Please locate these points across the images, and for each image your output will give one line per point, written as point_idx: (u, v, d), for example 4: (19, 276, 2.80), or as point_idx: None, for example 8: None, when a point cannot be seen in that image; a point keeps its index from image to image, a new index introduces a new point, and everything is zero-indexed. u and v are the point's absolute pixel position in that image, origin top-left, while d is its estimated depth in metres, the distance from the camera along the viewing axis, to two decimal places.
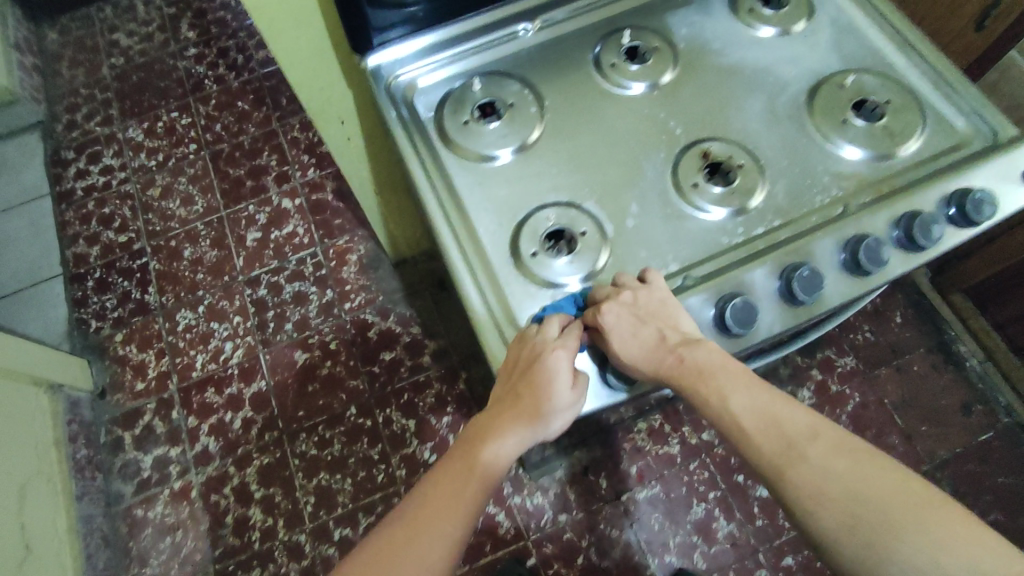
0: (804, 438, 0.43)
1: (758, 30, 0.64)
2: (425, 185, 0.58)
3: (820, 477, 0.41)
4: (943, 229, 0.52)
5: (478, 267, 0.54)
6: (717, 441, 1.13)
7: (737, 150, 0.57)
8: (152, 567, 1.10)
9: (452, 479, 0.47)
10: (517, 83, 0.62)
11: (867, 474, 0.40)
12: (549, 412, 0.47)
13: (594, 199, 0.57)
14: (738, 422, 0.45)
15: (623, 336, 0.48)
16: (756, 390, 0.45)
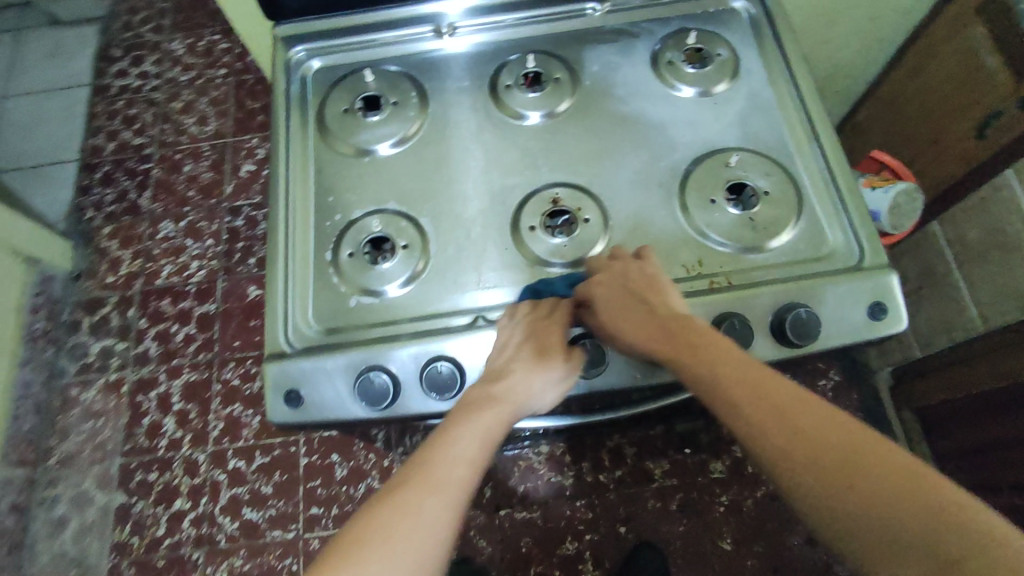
0: (784, 427, 0.39)
1: (675, 89, 0.60)
2: (282, 161, 0.58)
3: (792, 438, 0.38)
4: (753, 339, 0.49)
5: (296, 252, 0.55)
6: (612, 484, 1.09)
7: (584, 202, 0.56)
8: (70, 442, 1.19)
9: (420, 496, 0.40)
10: (410, 84, 0.62)
11: (833, 438, 0.38)
12: (529, 400, 0.46)
13: (431, 217, 0.57)
14: (715, 384, 0.42)
15: (611, 312, 0.48)
16: (743, 375, 0.41)
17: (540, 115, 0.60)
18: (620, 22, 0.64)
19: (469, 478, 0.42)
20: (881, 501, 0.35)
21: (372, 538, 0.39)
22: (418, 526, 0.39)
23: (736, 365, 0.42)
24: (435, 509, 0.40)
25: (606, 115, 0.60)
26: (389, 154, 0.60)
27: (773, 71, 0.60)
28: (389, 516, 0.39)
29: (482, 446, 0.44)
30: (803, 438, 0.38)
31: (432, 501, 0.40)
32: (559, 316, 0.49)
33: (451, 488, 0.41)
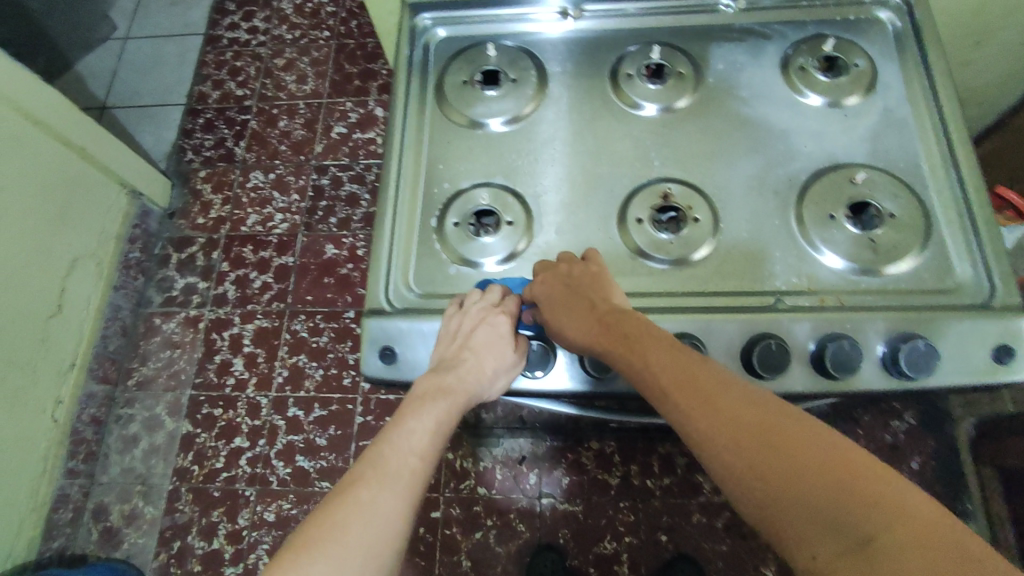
0: (720, 416, 0.37)
1: (801, 94, 0.58)
2: (398, 125, 0.59)
3: (729, 431, 0.36)
4: (862, 363, 0.47)
5: (402, 215, 0.56)
6: (658, 492, 1.07)
7: (696, 201, 0.54)
8: (148, 368, 1.27)
9: (374, 491, 0.41)
10: (529, 61, 0.62)
11: (767, 429, 0.35)
12: (479, 389, 0.48)
13: (537, 196, 0.56)
14: (653, 379, 0.41)
15: (558, 306, 0.47)
16: (682, 363, 0.40)
17: (657, 108, 0.59)
18: (752, 22, 0.62)
19: (422, 470, 0.43)
20: (811, 479, 0.33)
21: (324, 535, 0.38)
22: (374, 521, 0.39)
23: (674, 355, 0.41)
24: (391, 504, 0.40)
25: (726, 116, 0.58)
26: (501, 130, 0.60)
27: (914, 88, 0.56)
28: (341, 512, 0.39)
29: (436, 439, 0.45)
30: (740, 425, 0.36)
31: (388, 495, 0.41)
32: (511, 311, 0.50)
33: (406, 481, 0.42)
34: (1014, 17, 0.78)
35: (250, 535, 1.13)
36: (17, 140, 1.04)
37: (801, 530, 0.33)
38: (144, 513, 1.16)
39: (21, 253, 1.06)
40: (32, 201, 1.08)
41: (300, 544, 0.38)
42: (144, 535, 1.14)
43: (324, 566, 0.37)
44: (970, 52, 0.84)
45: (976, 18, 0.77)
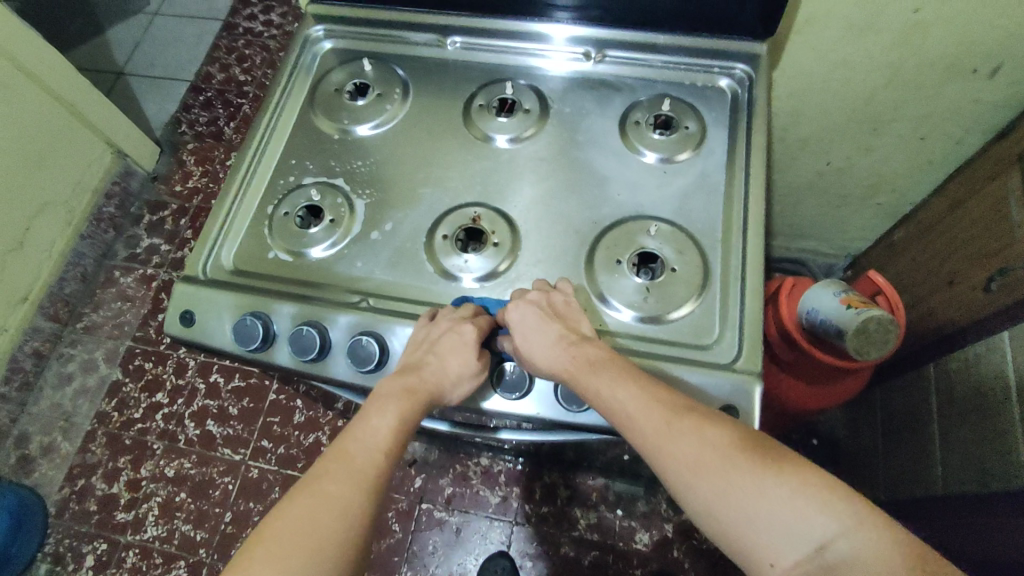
0: (685, 442, 0.42)
1: (629, 146, 0.62)
2: (266, 120, 0.66)
3: (694, 460, 0.42)
4: None
5: (242, 199, 0.62)
6: (532, 519, 1.09)
7: (502, 228, 0.58)
8: (97, 315, 1.35)
9: (338, 482, 0.42)
10: (398, 82, 0.68)
11: (722, 456, 0.41)
12: (442, 389, 0.49)
13: (366, 202, 0.61)
14: (620, 412, 0.45)
15: (531, 334, 0.50)
16: (652, 398, 0.45)
17: (510, 142, 0.63)
18: (609, 73, 0.66)
19: (387, 466, 0.44)
20: (774, 499, 0.39)
21: (293, 523, 0.40)
22: (338, 509, 0.41)
23: (640, 388, 0.46)
24: (355, 497, 0.42)
25: (558, 155, 0.62)
26: (364, 136, 0.65)
27: (733, 157, 0.60)
28: (309, 502, 0.41)
29: (400, 434, 0.45)
30: (705, 454, 0.42)
31: (353, 489, 0.42)
32: (480, 324, 0.52)
33: (370, 476, 0.43)
34: (907, 109, 0.80)
35: (148, 486, 1.18)
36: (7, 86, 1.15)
37: (763, 539, 0.39)
38: (60, 447, 1.23)
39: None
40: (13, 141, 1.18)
41: (275, 529, 0.40)
42: (56, 468, 1.21)
43: (290, 553, 0.38)
44: (870, 138, 0.86)
45: (868, 106, 0.80)
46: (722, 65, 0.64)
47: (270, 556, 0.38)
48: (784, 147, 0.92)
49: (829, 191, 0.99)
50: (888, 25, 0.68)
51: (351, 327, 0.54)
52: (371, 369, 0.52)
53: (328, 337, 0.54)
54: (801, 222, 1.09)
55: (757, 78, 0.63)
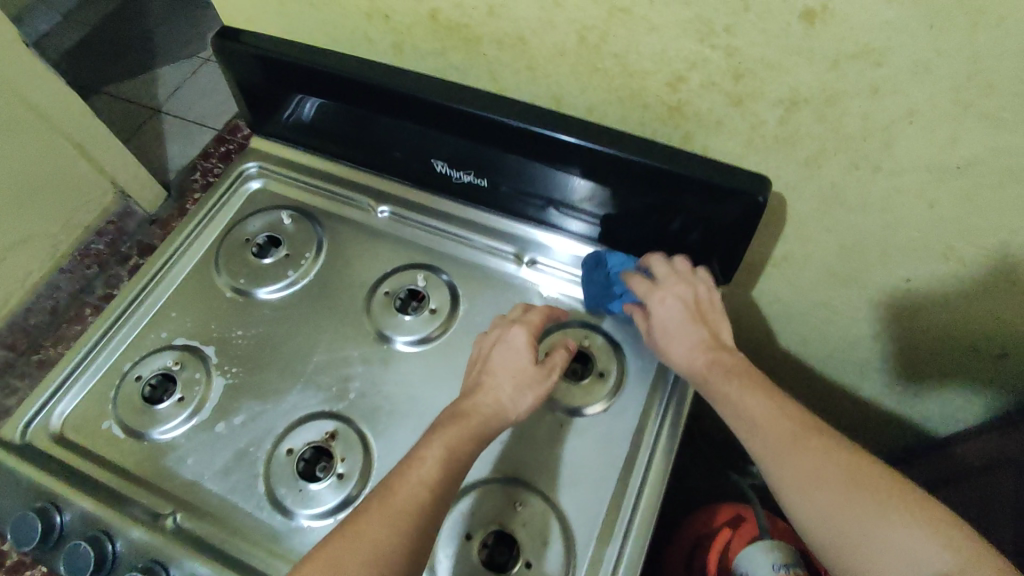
0: (808, 452, 0.43)
1: None
2: (159, 260, 0.61)
3: (816, 474, 0.42)
4: None
5: (99, 348, 0.56)
6: None
7: (354, 455, 0.50)
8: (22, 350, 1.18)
9: (374, 522, 0.41)
10: (310, 241, 0.61)
11: (839, 487, 0.41)
12: (501, 410, 0.48)
13: (225, 382, 0.54)
14: (748, 411, 0.45)
15: (673, 329, 0.51)
16: (776, 409, 0.45)
17: (414, 345, 0.55)
18: (535, 283, 0.59)
19: (430, 503, 0.43)
20: (880, 531, 0.39)
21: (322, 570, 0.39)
22: (371, 552, 0.40)
23: (761, 388, 0.46)
24: (390, 538, 0.41)
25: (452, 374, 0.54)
26: (273, 300, 0.58)
27: (644, 426, 0.51)
28: (340, 546, 0.40)
29: (448, 469, 0.44)
30: (825, 476, 0.42)
31: (391, 528, 0.41)
32: (530, 323, 0.52)
33: (408, 518, 0.42)
34: (899, 364, 0.69)
35: None
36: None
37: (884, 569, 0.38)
38: None
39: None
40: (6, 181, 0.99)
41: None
42: None
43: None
44: (857, 378, 0.75)
45: (856, 348, 0.69)
46: None
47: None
48: (765, 359, 0.81)
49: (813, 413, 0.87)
50: (876, 282, 0.59)
51: (142, 549, 0.46)
52: None
53: (108, 551, 0.46)
54: None
55: None
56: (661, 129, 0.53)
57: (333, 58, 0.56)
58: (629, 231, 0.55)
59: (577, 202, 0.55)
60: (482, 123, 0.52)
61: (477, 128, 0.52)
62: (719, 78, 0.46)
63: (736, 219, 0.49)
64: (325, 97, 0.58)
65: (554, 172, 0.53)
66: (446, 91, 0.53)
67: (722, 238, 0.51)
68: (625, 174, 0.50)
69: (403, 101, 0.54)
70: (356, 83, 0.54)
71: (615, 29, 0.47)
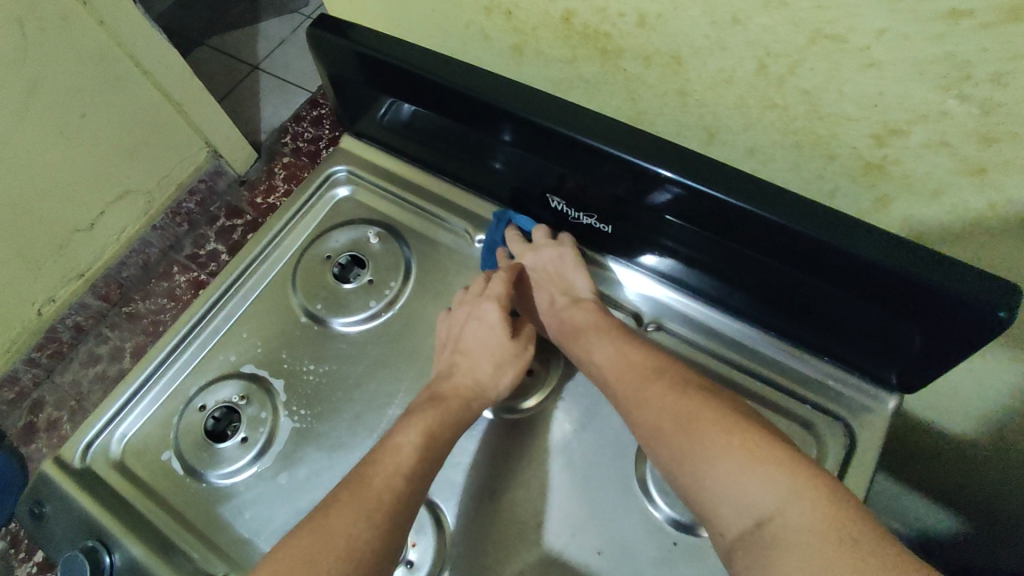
0: (653, 395, 0.42)
1: (648, 485, 0.44)
2: (234, 273, 0.55)
3: (663, 418, 0.41)
4: None
5: (164, 368, 0.52)
6: None
7: (427, 538, 0.44)
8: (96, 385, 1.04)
9: (345, 513, 0.39)
10: (397, 268, 0.54)
11: (680, 426, 0.40)
12: (481, 391, 0.46)
13: (293, 426, 0.48)
14: (600, 363, 0.46)
15: (537, 299, 0.52)
16: (628, 354, 0.45)
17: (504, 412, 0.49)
18: None
19: (407, 495, 0.40)
20: (719, 472, 0.37)
21: (290, 565, 0.36)
22: (345, 543, 0.37)
23: (615, 334, 0.47)
24: (367, 531, 0.38)
25: (546, 455, 0.47)
26: (350, 333, 0.52)
27: None
28: (307, 539, 0.37)
29: (425, 456, 0.42)
30: (671, 423, 0.40)
31: (365, 519, 0.38)
32: (499, 297, 0.50)
33: (385, 508, 0.39)
34: None
35: None
36: (101, 62, 0.79)
37: (719, 508, 0.36)
38: None
39: (82, 178, 0.84)
40: (107, 124, 0.83)
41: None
42: None
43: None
44: None
45: None
46: (814, 412, 0.48)
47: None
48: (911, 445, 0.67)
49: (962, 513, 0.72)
50: None
51: None
52: None
53: None
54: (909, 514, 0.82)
55: (856, 448, 0.46)
56: (846, 186, 0.41)
57: (469, 74, 0.47)
58: (793, 320, 0.47)
59: (716, 261, 0.46)
60: (648, 177, 0.42)
61: (620, 171, 0.43)
62: (957, 139, 0.34)
63: (926, 320, 0.38)
64: (449, 116, 0.50)
65: (722, 243, 0.44)
66: (607, 133, 0.43)
67: (907, 339, 0.41)
68: (787, 249, 0.40)
69: (553, 139, 0.45)
70: (497, 112, 0.46)
71: (813, 59, 0.35)
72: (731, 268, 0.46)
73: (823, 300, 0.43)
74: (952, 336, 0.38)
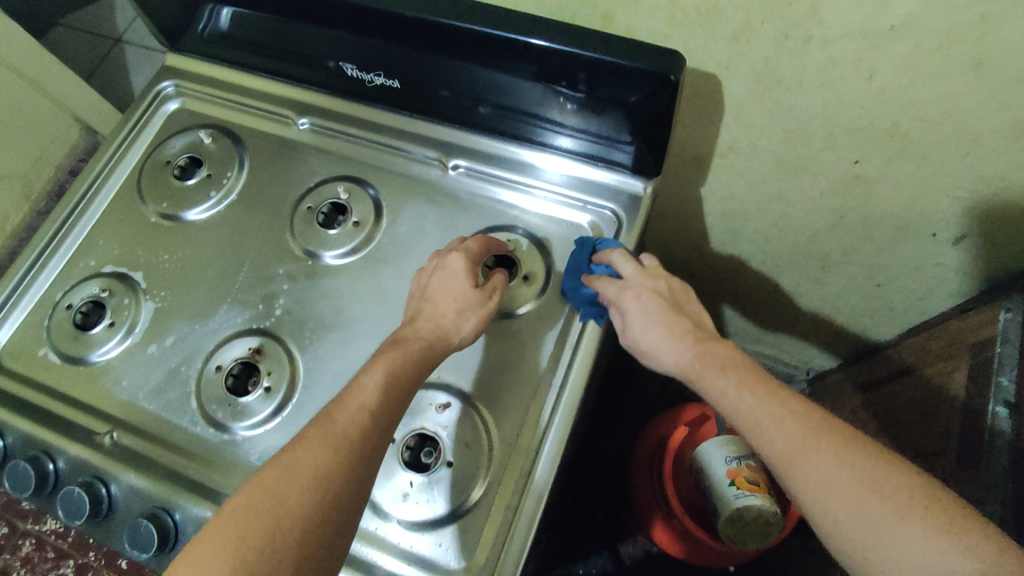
0: (821, 453, 0.38)
1: None
2: (80, 190, 0.59)
3: (825, 473, 0.38)
4: None
5: (28, 280, 0.56)
6: None
7: (281, 368, 0.50)
8: None
9: (313, 449, 0.38)
10: (232, 161, 0.59)
11: (849, 486, 0.37)
12: (442, 336, 0.46)
13: (155, 305, 0.54)
14: (758, 422, 0.40)
15: (647, 330, 0.45)
16: (788, 411, 0.40)
17: (341, 258, 0.54)
18: (465, 187, 0.56)
19: (374, 427, 0.40)
20: (899, 544, 0.36)
21: (257, 503, 0.36)
22: (310, 478, 0.37)
23: (783, 405, 0.41)
24: (333, 466, 0.38)
25: (379, 285, 0.53)
26: (197, 221, 0.58)
27: (570, 326, 0.50)
28: (273, 477, 0.37)
29: (391, 394, 0.42)
30: (841, 480, 0.37)
31: (330, 455, 0.38)
32: (469, 251, 0.49)
33: (352, 443, 0.39)
34: (858, 256, 0.66)
35: None
36: None
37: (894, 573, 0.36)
38: None
39: None
40: None
41: (231, 512, 0.36)
42: None
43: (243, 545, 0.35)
44: (820, 271, 0.72)
45: (814, 243, 0.67)
46: None
47: (224, 543, 0.35)
48: (730, 259, 0.79)
49: (784, 312, 0.86)
50: (823, 170, 0.55)
51: (77, 466, 0.48)
52: (81, 523, 0.46)
53: (50, 470, 0.48)
54: (753, 328, 0.96)
55: (625, 223, 0.52)
56: (579, 11, 0.49)
57: None
58: (571, 137, 0.53)
59: (512, 100, 0.51)
60: (415, 23, 0.46)
61: (395, 25, 0.47)
62: None
63: (652, 101, 0.44)
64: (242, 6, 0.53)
65: (494, 74, 0.48)
66: None
67: (660, 136, 0.47)
68: (591, 87, 0.46)
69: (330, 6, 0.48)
70: None
71: None
72: (513, 99, 0.51)
73: (592, 112, 0.49)
74: (669, 108, 0.45)
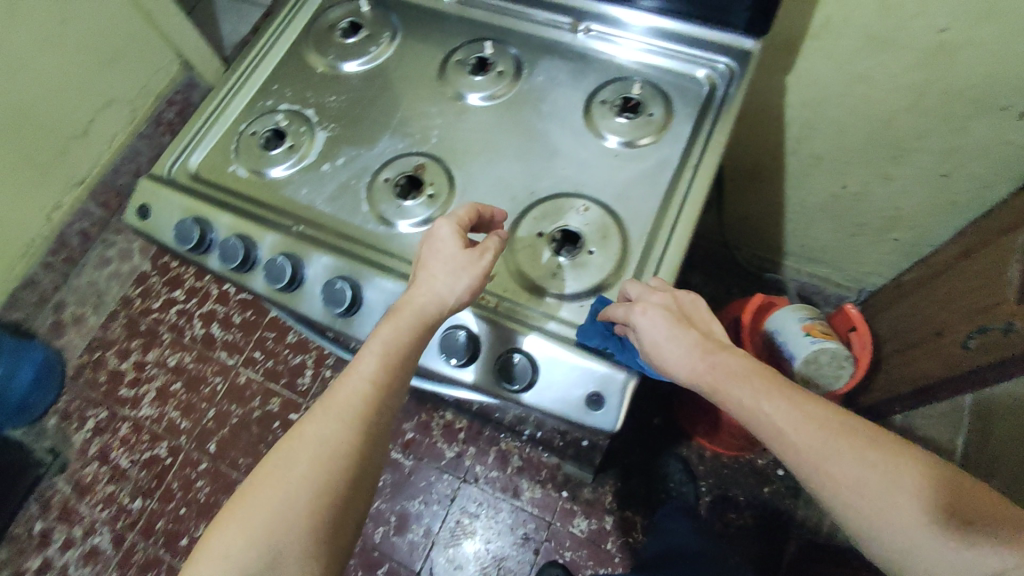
0: (785, 407, 0.43)
1: (606, 136, 0.60)
2: (259, 46, 0.69)
3: (791, 426, 0.43)
4: (487, 372, 0.52)
5: (217, 115, 0.66)
6: (509, 493, 1.12)
7: (441, 181, 0.59)
8: (190, 304, 1.35)
9: (318, 422, 0.45)
10: (387, 25, 0.69)
11: (814, 437, 0.42)
12: (435, 298, 0.49)
13: (327, 134, 0.64)
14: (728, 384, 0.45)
15: (664, 344, 0.47)
16: (756, 378, 0.45)
17: (483, 101, 0.63)
18: (592, 49, 0.65)
19: (373, 397, 0.46)
20: (857, 482, 0.40)
21: (271, 476, 0.43)
22: (313, 452, 0.43)
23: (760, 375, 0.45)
24: (333, 438, 0.44)
25: (521, 120, 0.62)
26: (357, 71, 0.67)
27: (690, 152, 0.58)
28: (287, 448, 0.44)
29: (386, 366, 0.47)
30: (809, 434, 0.42)
31: (329, 430, 0.44)
32: (459, 219, 0.51)
33: (350, 414, 0.45)
34: (931, 139, 0.74)
35: (151, 371, 1.30)
36: None
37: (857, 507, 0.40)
38: (88, 320, 1.37)
39: None
40: None
41: (252, 484, 0.43)
42: (80, 337, 1.35)
43: (259, 513, 0.42)
44: (890, 164, 0.80)
45: (889, 128, 0.75)
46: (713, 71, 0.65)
47: (246, 511, 0.42)
48: (804, 159, 0.86)
49: (847, 215, 0.93)
50: (909, 41, 0.63)
51: (274, 248, 0.57)
52: (281, 287, 0.56)
53: (253, 252, 0.57)
54: (814, 243, 1.04)
55: (737, 74, 0.61)
56: None
57: None
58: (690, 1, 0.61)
59: None
60: None
61: None
62: None
63: None
64: None
65: None
66: None
67: None
68: None
69: None
70: None
71: None
72: None
73: None
74: None
